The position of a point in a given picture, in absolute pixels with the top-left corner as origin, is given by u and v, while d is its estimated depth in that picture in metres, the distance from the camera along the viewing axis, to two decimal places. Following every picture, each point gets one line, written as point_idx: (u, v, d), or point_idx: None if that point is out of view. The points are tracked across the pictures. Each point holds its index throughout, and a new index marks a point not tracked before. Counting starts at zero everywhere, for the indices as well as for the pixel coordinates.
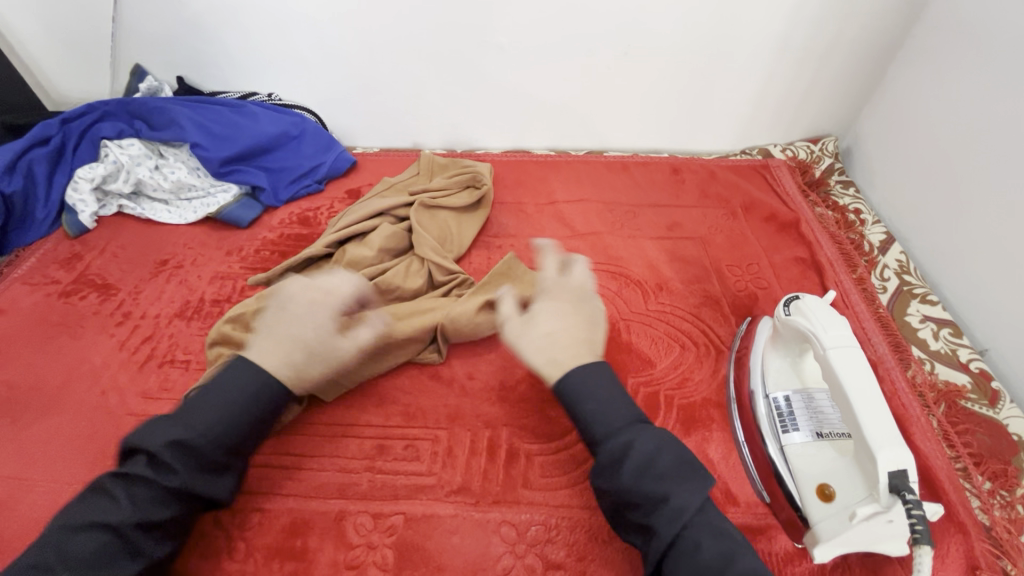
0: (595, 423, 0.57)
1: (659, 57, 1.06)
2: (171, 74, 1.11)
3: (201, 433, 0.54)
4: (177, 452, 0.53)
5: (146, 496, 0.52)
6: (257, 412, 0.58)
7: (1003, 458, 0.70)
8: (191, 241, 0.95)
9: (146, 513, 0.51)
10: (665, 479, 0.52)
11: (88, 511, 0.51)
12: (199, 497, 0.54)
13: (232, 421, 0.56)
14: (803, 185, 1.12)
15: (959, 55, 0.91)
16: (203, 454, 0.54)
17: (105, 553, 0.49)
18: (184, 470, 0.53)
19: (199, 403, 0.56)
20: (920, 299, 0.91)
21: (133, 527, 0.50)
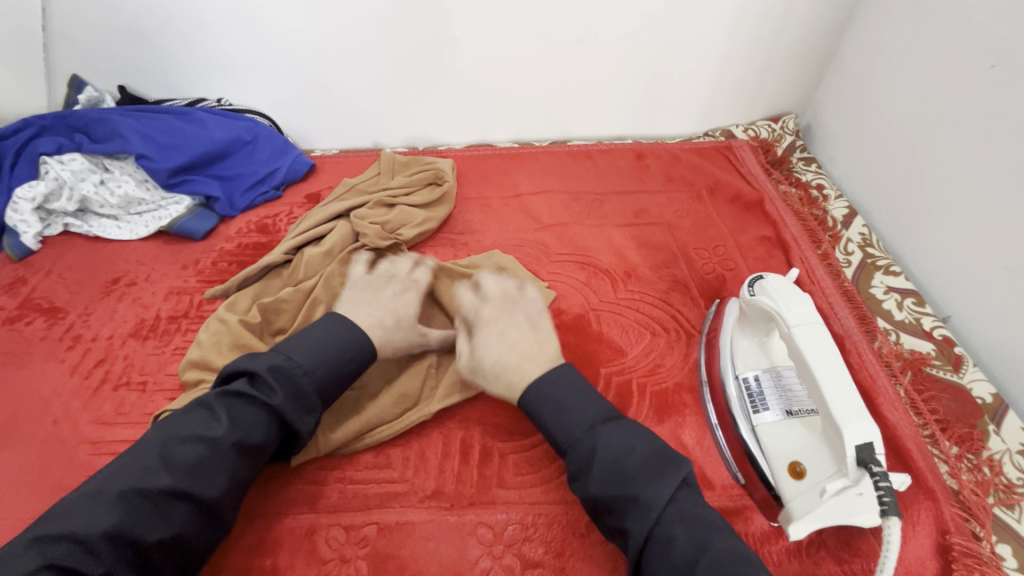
0: (554, 430, 0.57)
1: (615, 43, 1.05)
2: (112, 84, 1.06)
3: (300, 364, 0.58)
4: (280, 375, 0.57)
5: (242, 412, 0.55)
6: (351, 360, 0.62)
7: (969, 421, 0.72)
8: (143, 256, 0.92)
9: (243, 433, 0.54)
10: (630, 479, 0.52)
11: (182, 429, 0.53)
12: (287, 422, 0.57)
13: (327, 361, 0.60)
14: (765, 164, 1.12)
15: (910, 26, 0.92)
16: (299, 386, 0.57)
17: (201, 464, 0.51)
18: (280, 394, 0.56)
19: (297, 339, 0.61)
20: (884, 270, 0.92)
21: (231, 443, 0.53)
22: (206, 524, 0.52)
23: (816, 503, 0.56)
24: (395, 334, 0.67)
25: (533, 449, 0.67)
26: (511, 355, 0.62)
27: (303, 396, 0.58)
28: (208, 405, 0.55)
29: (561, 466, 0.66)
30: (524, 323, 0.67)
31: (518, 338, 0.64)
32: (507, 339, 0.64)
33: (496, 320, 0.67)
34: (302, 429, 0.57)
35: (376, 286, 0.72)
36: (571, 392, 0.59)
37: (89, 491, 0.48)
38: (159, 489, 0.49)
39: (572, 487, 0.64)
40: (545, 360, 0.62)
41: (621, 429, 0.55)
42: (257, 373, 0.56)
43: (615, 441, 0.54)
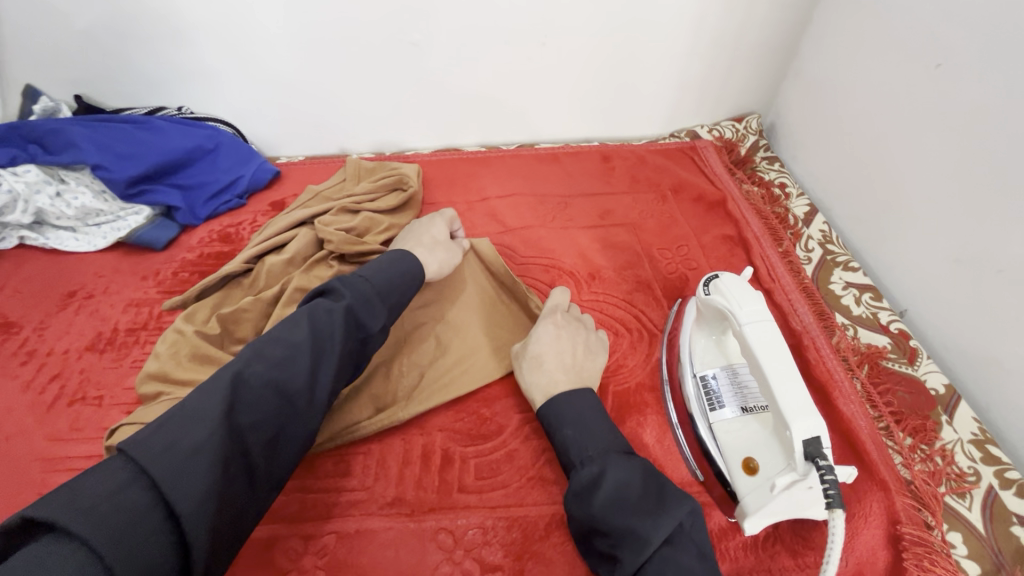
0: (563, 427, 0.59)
1: (578, 47, 1.06)
2: (68, 92, 1.04)
3: (365, 278, 0.64)
4: (349, 286, 0.61)
5: (323, 317, 0.56)
6: (405, 283, 0.68)
7: (922, 412, 0.73)
8: (102, 268, 0.90)
9: (325, 332, 0.55)
10: (627, 501, 0.52)
11: (251, 352, 0.51)
12: (362, 326, 0.60)
13: (387, 278, 0.66)
14: (729, 164, 1.14)
15: (862, 27, 0.94)
16: (367, 295, 0.61)
17: (276, 380, 0.50)
18: (352, 299, 0.60)
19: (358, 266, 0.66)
20: (843, 266, 0.93)
21: (313, 343, 0.54)
22: (291, 428, 0.51)
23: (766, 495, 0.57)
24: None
25: (494, 453, 0.68)
26: (556, 364, 0.67)
27: (370, 301, 0.61)
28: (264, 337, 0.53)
29: (522, 469, 0.66)
30: (584, 348, 0.71)
31: (570, 353, 0.68)
32: (562, 352, 0.68)
33: (562, 335, 0.71)
34: (376, 327, 0.61)
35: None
36: (578, 409, 0.60)
37: (166, 413, 0.45)
38: (255, 376, 0.49)
39: (532, 489, 0.65)
40: (579, 378, 0.66)
41: (633, 462, 0.55)
42: (325, 288, 0.60)
43: (627, 470, 0.54)
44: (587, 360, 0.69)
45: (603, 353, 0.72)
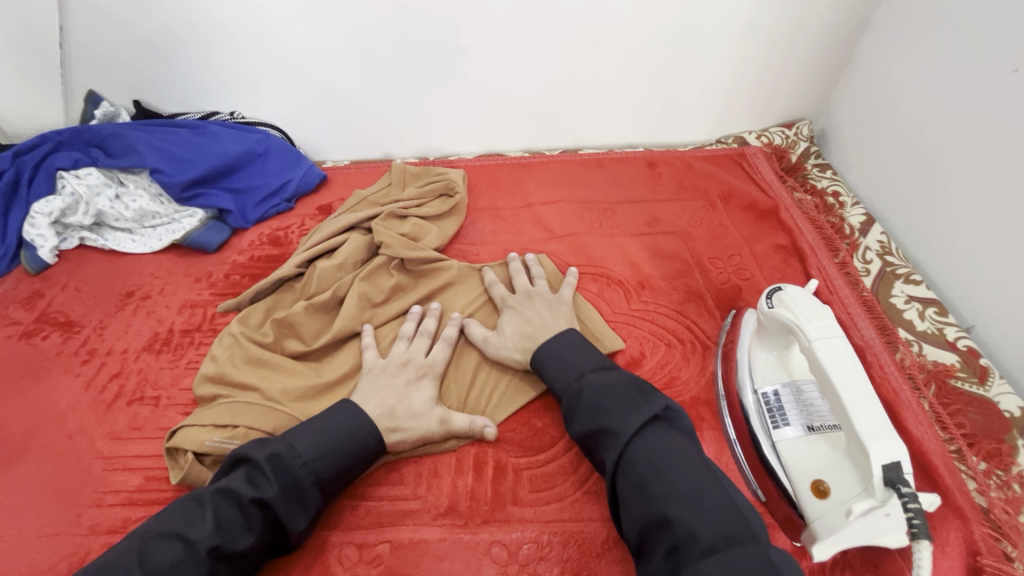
0: (556, 384, 0.65)
1: (625, 52, 1.04)
2: (127, 97, 1.07)
3: (300, 453, 0.58)
4: (277, 466, 0.56)
5: (229, 516, 0.53)
6: (354, 448, 0.60)
7: (996, 436, 0.70)
8: (157, 270, 0.92)
9: (225, 538, 0.52)
10: (658, 473, 0.52)
11: (193, 508, 0.53)
12: (277, 522, 0.55)
13: (329, 448, 0.59)
14: (779, 171, 1.11)
15: (927, 31, 0.90)
16: (297, 478, 0.56)
17: (183, 564, 0.49)
18: (274, 488, 0.55)
19: (304, 426, 0.60)
20: (904, 279, 0.90)
21: (208, 549, 0.51)
22: None
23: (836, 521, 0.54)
24: (409, 421, 0.65)
25: (547, 465, 0.67)
26: (535, 326, 0.73)
27: (302, 488, 0.56)
28: (213, 490, 0.55)
29: (577, 482, 0.65)
30: (548, 305, 0.76)
31: (537, 316, 0.74)
32: (529, 316, 0.75)
33: (525, 305, 0.77)
34: (292, 527, 0.56)
35: (391, 370, 0.70)
36: (566, 353, 0.67)
37: None
38: None
39: (588, 503, 0.63)
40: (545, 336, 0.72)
41: (663, 437, 0.55)
42: (254, 463, 0.56)
43: (658, 443, 0.54)
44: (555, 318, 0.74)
45: (565, 307, 0.77)
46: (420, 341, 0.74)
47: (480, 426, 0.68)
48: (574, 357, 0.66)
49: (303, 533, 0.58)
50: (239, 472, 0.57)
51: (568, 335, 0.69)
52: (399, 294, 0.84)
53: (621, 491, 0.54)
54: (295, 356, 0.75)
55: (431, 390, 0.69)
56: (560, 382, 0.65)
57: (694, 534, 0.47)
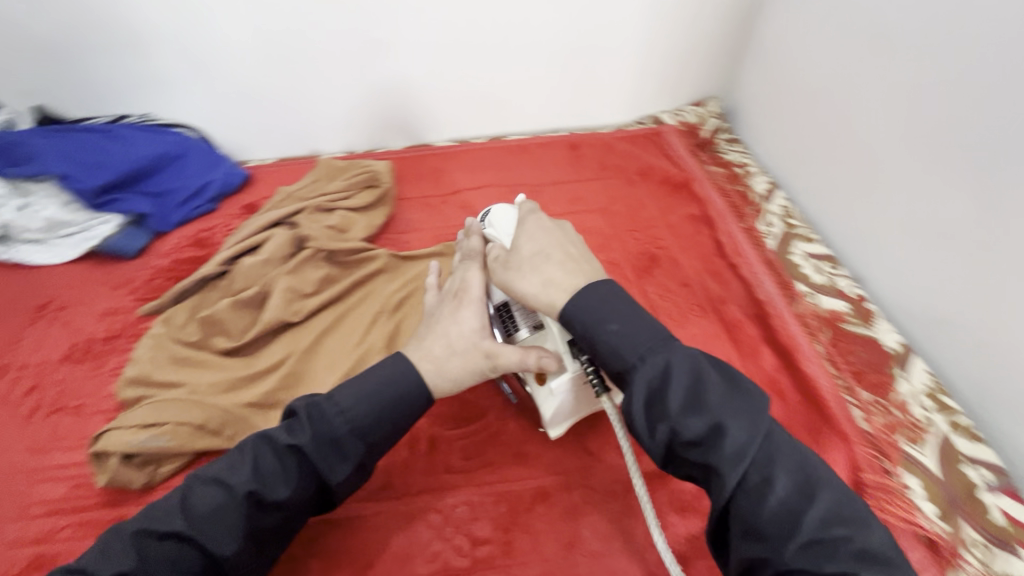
0: (625, 351, 0.46)
1: (540, 41, 1.08)
2: (26, 104, 1.02)
3: (351, 407, 0.51)
4: (315, 415, 0.51)
5: (217, 492, 0.48)
6: (406, 405, 0.53)
7: (880, 369, 0.78)
8: (72, 279, 0.89)
9: (207, 518, 0.47)
10: (772, 493, 0.40)
11: (231, 464, 0.51)
12: (314, 471, 0.51)
13: (377, 414, 0.52)
14: (693, 147, 1.18)
15: (809, 8, 0.99)
16: (304, 450, 0.50)
17: (222, 507, 0.48)
18: (307, 436, 0.50)
19: (354, 378, 0.54)
20: (802, 238, 0.98)
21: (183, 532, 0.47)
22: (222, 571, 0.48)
23: (558, 407, 0.60)
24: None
25: (478, 433, 0.70)
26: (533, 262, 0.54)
27: (316, 456, 0.50)
28: (255, 435, 0.52)
29: (508, 447, 0.68)
30: (551, 235, 0.56)
31: (558, 247, 0.55)
32: (538, 248, 0.55)
33: (539, 230, 0.57)
34: (327, 476, 0.51)
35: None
36: (632, 316, 0.48)
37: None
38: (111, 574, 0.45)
39: (515, 465, 0.67)
40: (580, 271, 0.52)
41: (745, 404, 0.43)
42: (294, 411, 0.52)
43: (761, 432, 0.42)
44: (527, 243, 0.56)
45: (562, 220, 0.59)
46: None
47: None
48: (631, 325, 0.47)
49: (348, 482, 0.53)
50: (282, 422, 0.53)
51: (606, 286, 0.50)
52: (327, 285, 0.85)
53: (728, 503, 0.42)
54: (224, 353, 0.76)
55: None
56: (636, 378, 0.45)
57: (824, 519, 0.39)
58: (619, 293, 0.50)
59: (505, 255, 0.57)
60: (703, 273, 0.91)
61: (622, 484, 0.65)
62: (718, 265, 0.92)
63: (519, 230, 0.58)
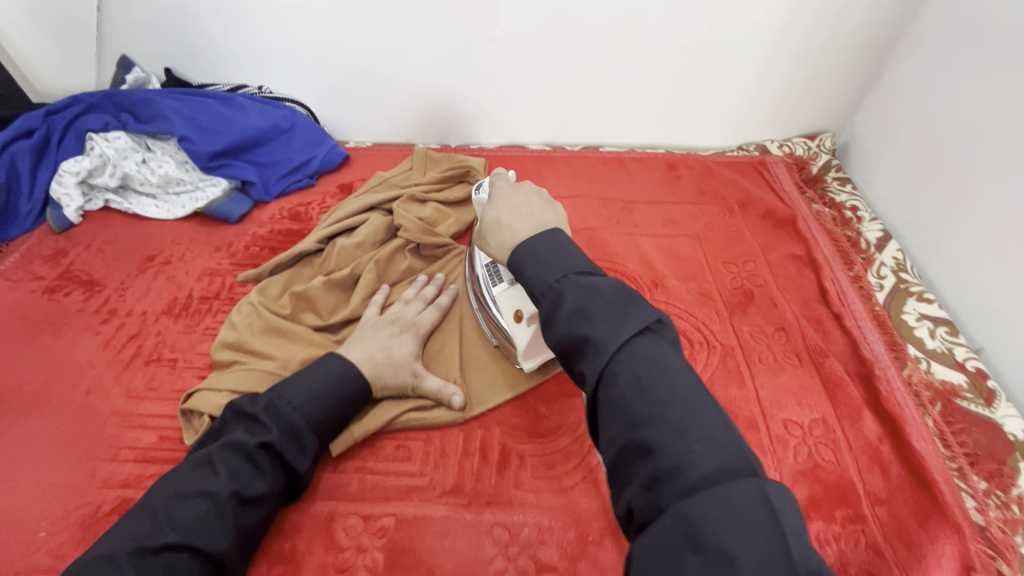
0: (534, 284, 0.48)
1: (655, 52, 1.04)
2: (159, 66, 1.08)
3: (294, 401, 0.60)
4: (274, 414, 0.58)
5: (244, 465, 0.55)
6: (340, 397, 0.63)
7: (999, 457, 0.70)
8: (178, 237, 0.94)
9: (245, 485, 0.54)
10: (645, 399, 0.39)
11: (200, 468, 0.55)
12: (283, 463, 0.58)
13: (319, 402, 0.61)
14: (799, 181, 1.11)
15: (958, 49, 0.90)
16: (294, 425, 0.59)
17: (210, 515, 0.52)
18: (276, 433, 0.57)
19: (297, 378, 0.62)
20: (917, 297, 0.90)
21: (231, 495, 0.53)
22: (251, 534, 0.55)
23: (530, 342, 0.68)
24: (387, 371, 0.68)
25: (552, 453, 0.68)
26: (508, 218, 0.55)
27: (299, 432, 0.59)
28: (221, 446, 0.56)
29: (581, 473, 0.66)
30: (540, 200, 0.58)
31: (525, 207, 0.57)
32: (512, 207, 0.57)
33: (513, 192, 0.59)
34: (296, 467, 0.59)
35: (378, 326, 0.72)
36: (551, 256, 0.48)
37: (99, 551, 0.48)
38: (161, 544, 0.48)
39: (586, 493, 0.64)
40: (541, 222, 0.54)
41: (654, 350, 0.42)
42: (254, 416, 0.58)
43: (640, 354, 0.41)
44: (490, 210, 0.58)
45: (527, 183, 0.62)
46: (414, 305, 0.77)
47: (448, 392, 0.69)
48: (558, 257, 0.48)
49: (309, 469, 0.61)
50: (240, 425, 0.59)
51: (554, 235, 0.50)
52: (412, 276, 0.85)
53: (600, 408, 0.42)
54: (311, 330, 0.77)
55: (411, 345, 0.72)
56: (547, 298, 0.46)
57: (684, 465, 0.36)
58: (567, 241, 0.50)
59: (483, 221, 0.59)
60: (803, 320, 0.85)
61: None
62: (820, 313, 0.86)
63: (489, 198, 0.60)
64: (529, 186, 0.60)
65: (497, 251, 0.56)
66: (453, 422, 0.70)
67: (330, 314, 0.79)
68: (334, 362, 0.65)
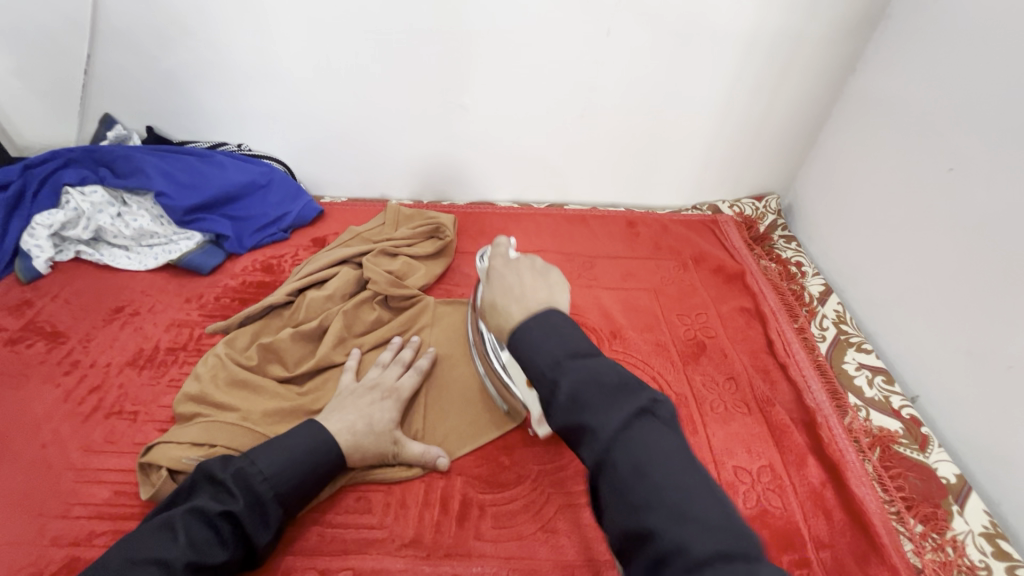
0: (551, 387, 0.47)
1: (613, 121, 1.14)
2: (141, 123, 1.12)
3: (263, 469, 0.60)
4: (241, 481, 0.59)
5: (202, 533, 0.56)
6: (311, 468, 0.63)
7: (933, 500, 0.74)
8: (148, 288, 0.95)
9: (201, 555, 0.54)
10: (586, 409, 0.44)
11: (159, 533, 0.55)
12: (243, 533, 0.58)
13: (289, 472, 0.62)
14: (748, 239, 1.19)
15: (879, 126, 1.01)
16: (259, 495, 0.59)
17: None
18: (241, 501, 0.58)
19: (270, 446, 0.63)
20: (856, 347, 0.96)
21: (185, 565, 0.53)
22: None
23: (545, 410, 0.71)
24: (367, 439, 0.68)
25: (512, 503, 0.69)
26: (503, 299, 0.56)
27: (263, 503, 0.59)
28: (184, 510, 0.57)
29: (540, 522, 0.68)
30: (533, 272, 0.60)
31: (518, 282, 0.58)
32: (507, 285, 0.58)
33: (508, 269, 0.61)
34: (256, 539, 0.58)
35: (358, 393, 0.73)
36: (542, 337, 0.49)
37: None
38: None
39: (544, 543, 0.66)
40: (535, 301, 0.55)
41: (591, 364, 0.47)
42: (221, 482, 0.59)
43: (584, 373, 0.46)
44: (484, 292, 0.60)
45: (522, 256, 0.64)
46: (393, 369, 0.78)
47: (432, 455, 0.71)
48: (551, 339, 0.49)
49: (270, 543, 0.61)
50: (207, 489, 0.59)
51: (549, 315, 0.51)
52: (380, 327, 0.88)
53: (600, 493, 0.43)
54: (276, 381, 0.78)
55: (392, 411, 0.72)
56: (562, 426, 0.46)
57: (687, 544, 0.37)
58: (563, 322, 0.51)
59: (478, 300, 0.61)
60: (752, 370, 0.90)
61: None
62: (767, 363, 0.92)
63: (484, 277, 0.62)
64: (527, 259, 0.62)
65: (497, 333, 0.57)
66: (414, 477, 0.71)
67: (297, 365, 0.81)
68: (310, 429, 0.66)
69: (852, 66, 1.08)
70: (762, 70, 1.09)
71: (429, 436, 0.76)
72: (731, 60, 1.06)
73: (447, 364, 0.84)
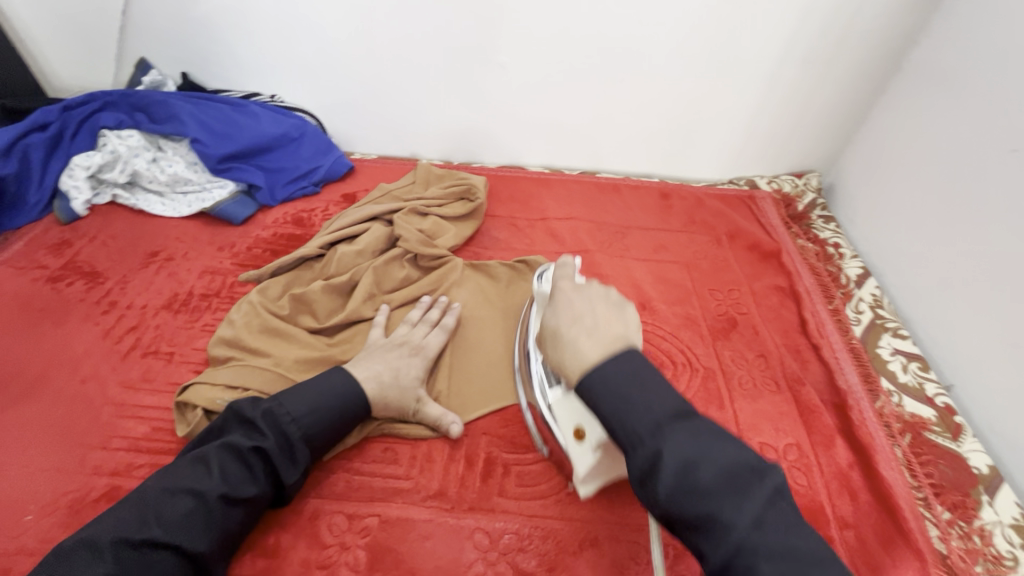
0: (615, 427, 0.47)
1: (655, 87, 1.10)
2: (176, 70, 1.11)
3: (291, 411, 0.61)
4: (271, 420, 0.60)
5: (234, 468, 0.57)
6: (336, 412, 0.64)
7: (963, 489, 0.73)
8: (182, 235, 0.96)
9: (232, 488, 0.56)
10: (708, 494, 0.42)
11: (195, 466, 0.57)
12: (272, 471, 0.59)
13: (315, 415, 0.62)
14: (786, 217, 1.16)
15: (934, 102, 0.96)
16: (287, 435, 0.60)
17: (194, 514, 0.53)
18: (271, 439, 0.59)
19: (297, 389, 0.64)
20: (892, 332, 0.94)
21: (218, 497, 0.55)
22: (234, 537, 0.56)
23: (592, 467, 0.60)
24: (392, 391, 0.69)
25: (536, 464, 0.70)
26: (574, 331, 0.54)
27: (292, 443, 0.60)
28: (217, 446, 0.58)
29: (563, 483, 0.68)
30: (607, 302, 0.58)
31: (590, 315, 0.56)
32: (577, 314, 0.56)
33: (578, 294, 0.59)
34: (285, 477, 0.60)
35: (386, 347, 0.74)
36: (627, 388, 0.48)
37: (86, 537, 0.50)
38: (145, 540, 0.50)
39: (568, 504, 0.66)
40: (608, 337, 0.53)
41: (693, 429, 0.46)
42: (251, 421, 0.60)
43: (723, 458, 0.44)
44: (552, 317, 0.58)
45: (594, 282, 0.61)
46: (422, 327, 0.78)
47: (448, 421, 0.70)
48: (635, 386, 0.48)
49: (299, 482, 0.62)
50: (239, 428, 0.61)
51: (629, 358, 0.50)
52: (408, 285, 0.87)
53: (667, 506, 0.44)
54: (306, 331, 0.79)
55: (419, 368, 0.73)
56: (621, 431, 0.47)
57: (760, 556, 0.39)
58: (642, 363, 0.50)
59: (544, 322, 0.59)
60: (783, 349, 0.88)
61: (673, 547, 0.64)
62: (799, 343, 0.90)
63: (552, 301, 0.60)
64: (607, 290, 0.59)
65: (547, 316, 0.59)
66: (428, 437, 0.72)
67: (326, 318, 0.82)
68: (336, 375, 0.66)
69: (914, 37, 1.02)
70: (816, 38, 1.03)
71: (451, 397, 0.76)
72: (784, 27, 1.01)
73: (473, 324, 0.84)
